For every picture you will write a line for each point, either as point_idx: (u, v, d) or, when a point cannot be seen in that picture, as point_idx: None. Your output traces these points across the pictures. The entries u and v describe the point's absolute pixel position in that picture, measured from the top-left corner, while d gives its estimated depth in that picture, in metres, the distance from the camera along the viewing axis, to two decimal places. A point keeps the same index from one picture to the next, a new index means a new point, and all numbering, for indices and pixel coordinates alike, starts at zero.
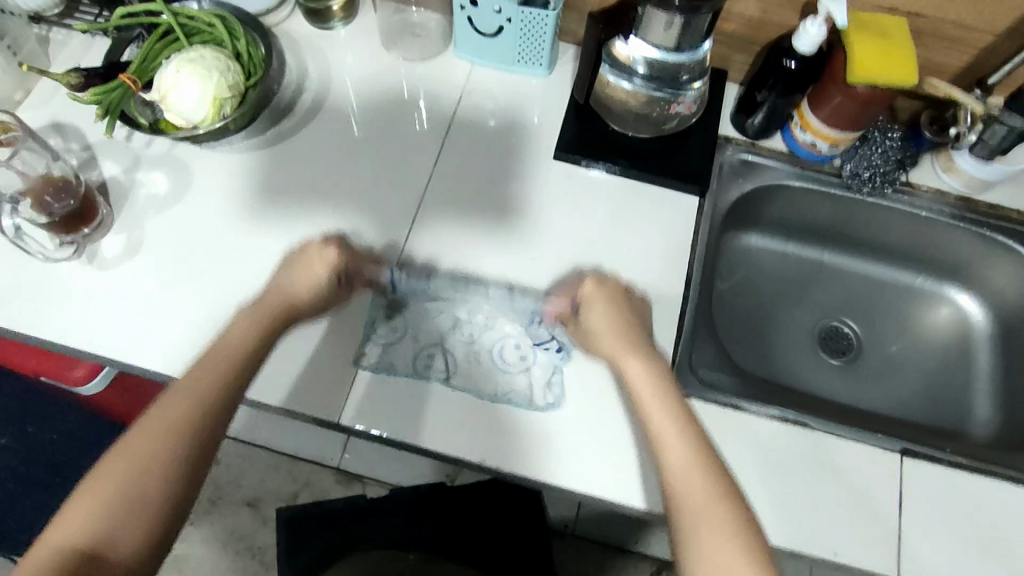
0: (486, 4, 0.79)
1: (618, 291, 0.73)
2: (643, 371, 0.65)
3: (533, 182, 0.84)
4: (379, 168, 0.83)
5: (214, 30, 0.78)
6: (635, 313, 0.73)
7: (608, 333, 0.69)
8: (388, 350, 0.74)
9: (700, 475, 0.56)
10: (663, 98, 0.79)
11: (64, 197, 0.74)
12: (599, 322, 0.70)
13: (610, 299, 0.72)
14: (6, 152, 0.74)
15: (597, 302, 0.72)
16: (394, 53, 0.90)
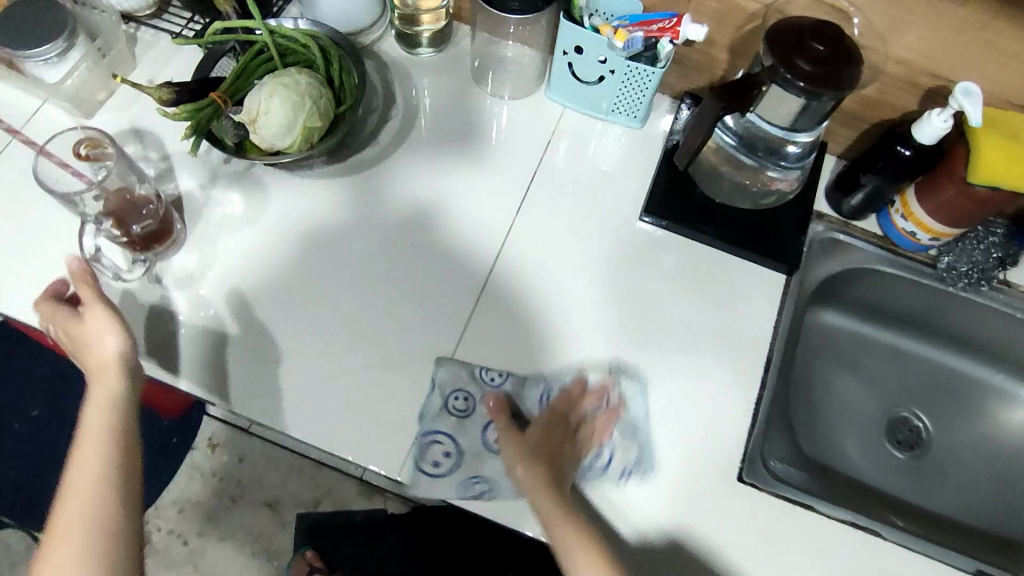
0: (592, 54, 0.76)
1: (569, 410, 0.70)
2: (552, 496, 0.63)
3: (616, 239, 0.81)
4: (457, 209, 0.81)
5: (310, 52, 0.76)
6: (574, 441, 0.69)
7: (540, 456, 0.65)
8: (457, 410, 0.71)
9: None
10: (749, 163, 0.78)
11: (143, 217, 0.73)
12: (536, 443, 0.66)
13: (557, 420, 0.69)
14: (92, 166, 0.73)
15: (545, 419, 0.69)
16: (485, 87, 0.87)
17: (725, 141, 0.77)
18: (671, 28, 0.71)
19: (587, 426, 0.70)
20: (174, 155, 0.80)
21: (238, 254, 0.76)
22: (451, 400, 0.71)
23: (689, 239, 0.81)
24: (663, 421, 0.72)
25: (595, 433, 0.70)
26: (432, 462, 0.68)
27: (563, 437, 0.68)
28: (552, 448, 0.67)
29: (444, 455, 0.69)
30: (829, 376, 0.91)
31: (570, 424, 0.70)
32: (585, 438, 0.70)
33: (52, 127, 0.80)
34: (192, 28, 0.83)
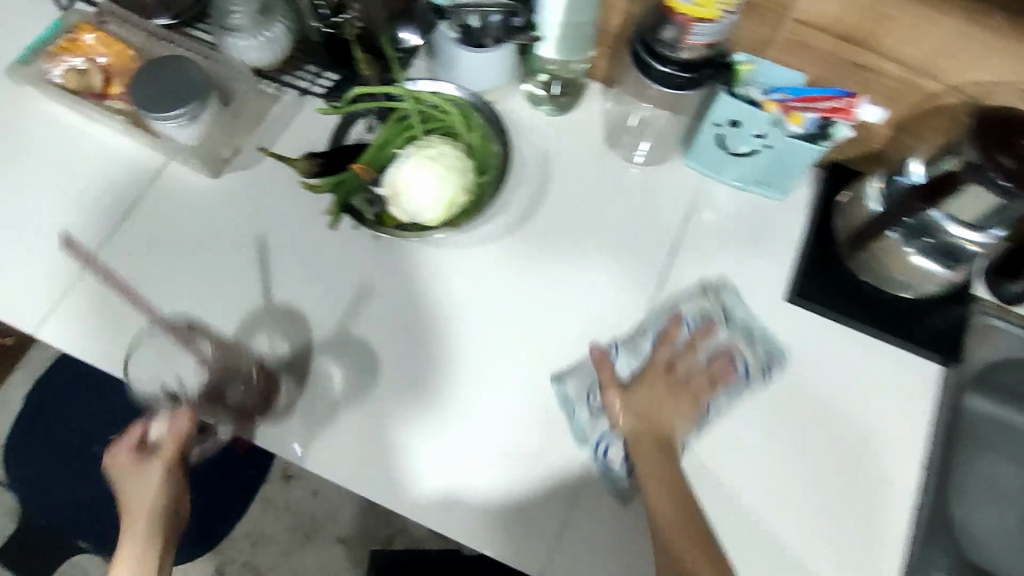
0: (748, 127, 0.72)
1: (667, 360, 0.73)
2: (666, 471, 0.67)
3: (761, 319, 0.77)
4: (592, 284, 0.78)
5: (450, 117, 0.72)
6: (677, 393, 0.71)
7: (648, 429, 0.69)
8: (598, 407, 0.72)
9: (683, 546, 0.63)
10: (932, 270, 0.71)
11: (249, 385, 0.69)
12: (640, 405, 0.71)
13: (661, 376, 0.72)
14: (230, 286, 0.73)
15: (648, 379, 0.72)
16: (618, 150, 0.83)
17: (896, 235, 0.70)
18: (845, 108, 0.68)
19: (692, 374, 0.72)
20: (302, 222, 0.78)
21: (372, 328, 0.74)
22: (590, 390, 0.73)
23: (841, 325, 0.77)
24: (815, 526, 0.69)
25: (702, 373, 0.73)
26: (610, 458, 0.71)
27: (668, 389, 0.71)
28: (665, 423, 0.70)
29: (620, 448, 0.70)
30: (981, 470, 0.82)
31: (676, 373, 0.72)
32: (693, 387, 0.72)
33: (177, 186, 0.77)
34: (320, 84, 0.79)
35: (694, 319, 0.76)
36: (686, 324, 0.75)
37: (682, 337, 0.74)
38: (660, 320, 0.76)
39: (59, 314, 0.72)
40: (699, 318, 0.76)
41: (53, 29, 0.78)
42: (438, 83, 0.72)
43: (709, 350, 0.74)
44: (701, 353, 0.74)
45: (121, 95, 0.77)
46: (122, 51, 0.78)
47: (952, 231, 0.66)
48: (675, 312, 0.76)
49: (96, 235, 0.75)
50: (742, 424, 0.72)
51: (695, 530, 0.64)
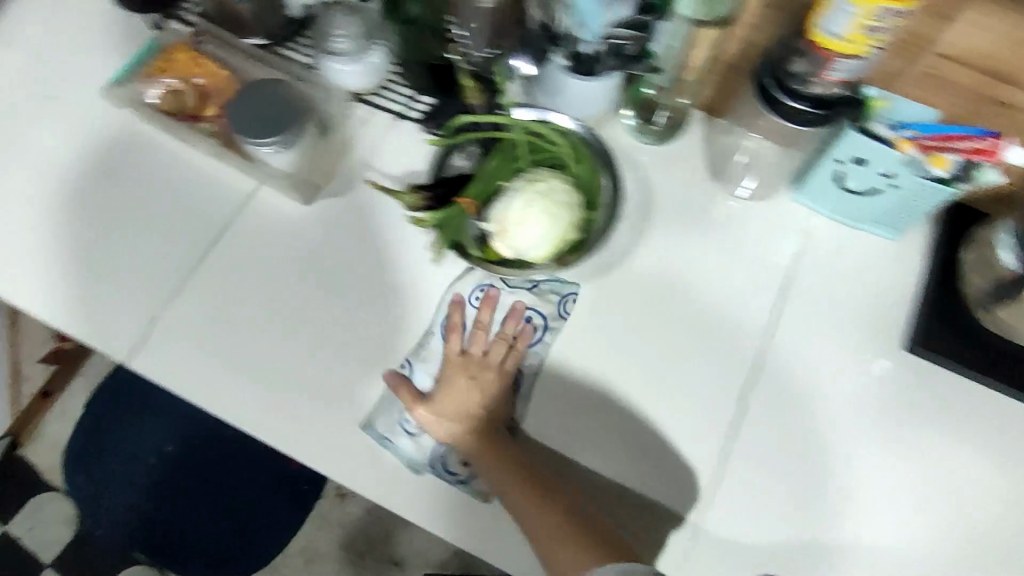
0: (873, 167, 0.67)
1: (472, 361, 0.69)
2: (494, 457, 0.66)
3: (874, 371, 0.73)
4: (696, 325, 0.73)
5: (557, 149, 0.69)
6: (484, 393, 0.68)
7: (465, 428, 0.67)
8: (416, 431, 0.68)
9: (576, 554, 0.61)
10: None
11: None
12: (454, 405, 0.68)
13: (466, 376, 0.69)
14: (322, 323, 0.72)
15: (454, 380, 0.68)
16: (722, 182, 0.79)
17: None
18: (990, 149, 0.62)
19: (489, 371, 0.69)
20: (397, 249, 0.74)
21: (389, 338, 0.71)
22: (403, 416, 0.68)
23: (962, 379, 0.72)
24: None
25: (490, 350, 0.69)
26: (453, 469, 0.67)
27: (480, 394, 0.68)
28: (484, 405, 0.68)
29: (456, 453, 0.68)
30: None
31: (482, 373, 0.69)
32: (485, 363, 0.69)
33: (268, 211, 0.75)
34: (415, 107, 0.77)
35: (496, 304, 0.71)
36: (473, 300, 0.71)
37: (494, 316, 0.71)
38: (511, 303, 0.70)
39: (151, 342, 0.70)
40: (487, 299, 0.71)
41: (149, 49, 0.76)
42: (552, 113, 0.69)
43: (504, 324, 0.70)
44: (495, 342, 0.70)
45: (215, 118, 0.75)
46: (215, 71, 0.76)
47: None
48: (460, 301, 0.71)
49: (187, 263, 0.73)
50: (714, 475, 0.69)
51: (550, 499, 0.63)
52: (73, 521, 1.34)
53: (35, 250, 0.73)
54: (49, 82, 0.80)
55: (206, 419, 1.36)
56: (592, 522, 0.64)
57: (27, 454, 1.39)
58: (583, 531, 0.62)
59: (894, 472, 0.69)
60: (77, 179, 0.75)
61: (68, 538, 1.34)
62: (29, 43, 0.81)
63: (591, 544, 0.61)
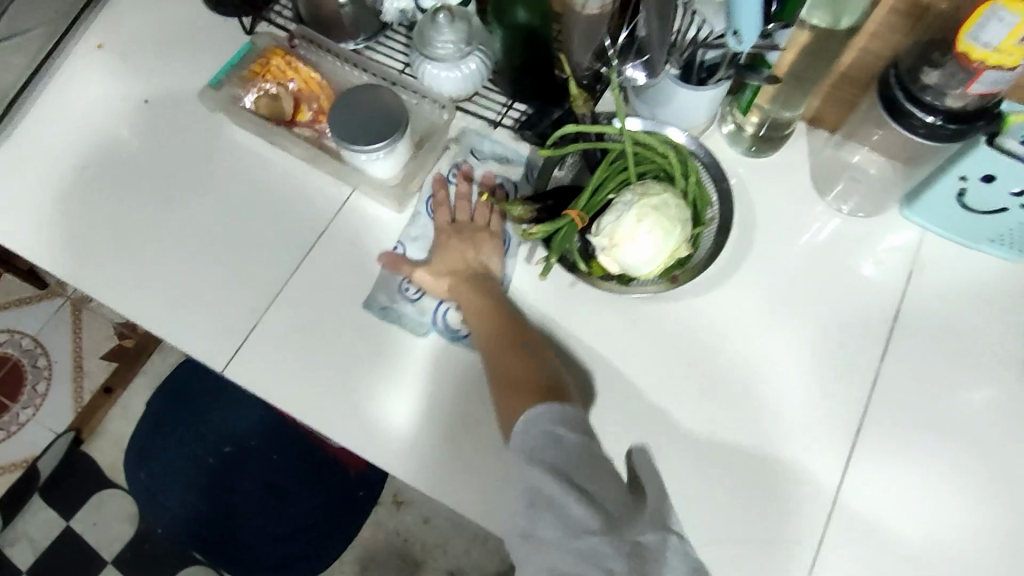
0: (1004, 185, 0.63)
1: (457, 219, 0.71)
2: (478, 302, 0.66)
3: (998, 398, 0.68)
4: (803, 344, 0.70)
5: (666, 161, 0.66)
6: (468, 242, 0.69)
7: (453, 275, 0.68)
8: (416, 295, 0.70)
9: (523, 386, 0.59)
10: None
11: None
12: (443, 261, 0.69)
13: (455, 231, 0.70)
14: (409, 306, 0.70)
15: (442, 234, 0.70)
16: (827, 198, 0.75)
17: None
18: None
19: (474, 229, 0.70)
20: None
21: None
22: (405, 283, 0.71)
23: None
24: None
25: (473, 212, 0.71)
26: (450, 324, 0.69)
27: (463, 241, 0.69)
28: (474, 260, 0.69)
29: (456, 309, 0.69)
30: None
31: (466, 226, 0.70)
32: (473, 224, 0.70)
33: (362, 218, 0.74)
34: (510, 115, 0.75)
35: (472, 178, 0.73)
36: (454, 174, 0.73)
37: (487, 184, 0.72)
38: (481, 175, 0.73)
39: (245, 349, 0.69)
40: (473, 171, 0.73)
41: (245, 53, 0.76)
42: (670, 129, 0.68)
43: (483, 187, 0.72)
44: (482, 206, 0.71)
45: (310, 123, 0.75)
46: (312, 77, 0.75)
47: None
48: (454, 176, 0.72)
49: (280, 268, 0.72)
50: (714, 386, 0.68)
51: (512, 341, 0.63)
52: (134, 520, 1.36)
53: (135, 256, 0.73)
54: (145, 87, 0.80)
55: (264, 420, 1.37)
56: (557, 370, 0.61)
57: (90, 451, 1.40)
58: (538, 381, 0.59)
59: (912, 436, 0.67)
60: (176, 185, 0.76)
61: (129, 535, 1.35)
62: (124, 48, 0.82)
63: (540, 387, 0.58)
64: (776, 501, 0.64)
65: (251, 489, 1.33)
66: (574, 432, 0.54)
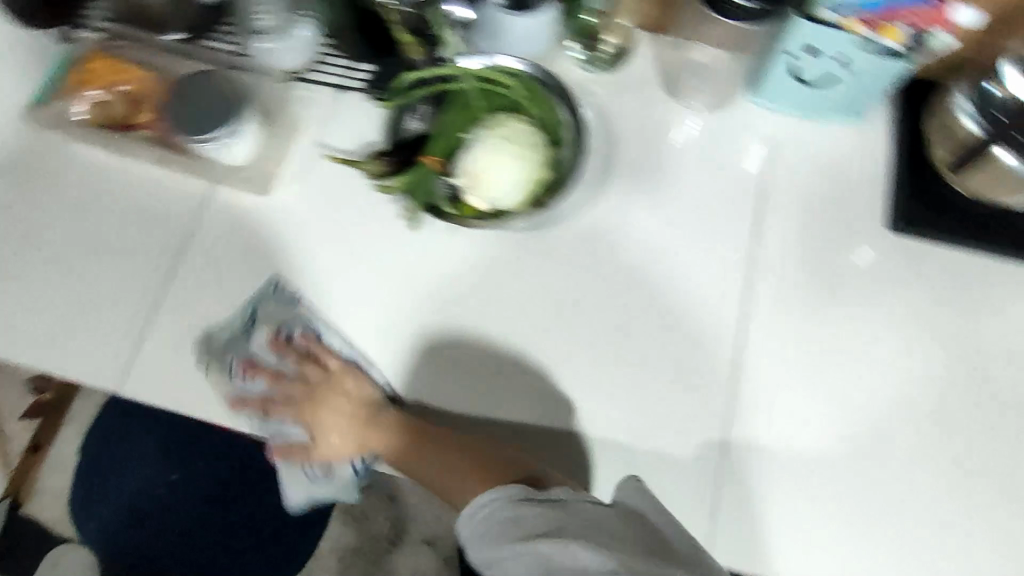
0: (828, 54, 0.67)
1: (312, 354, 0.70)
2: (393, 443, 0.67)
3: (859, 255, 0.73)
4: (677, 242, 0.73)
5: (513, 91, 0.67)
6: (337, 387, 0.69)
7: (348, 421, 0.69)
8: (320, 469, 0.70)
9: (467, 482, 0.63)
10: None
11: None
12: (336, 432, 0.69)
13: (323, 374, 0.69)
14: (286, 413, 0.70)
15: (320, 419, 0.70)
16: (680, 100, 0.78)
17: (999, 147, 0.68)
18: (939, 19, 0.62)
19: (343, 376, 0.69)
20: (374, 228, 0.72)
21: (376, 312, 0.70)
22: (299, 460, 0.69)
23: (940, 247, 0.73)
24: (968, 467, 0.67)
25: (307, 374, 0.70)
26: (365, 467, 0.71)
27: (336, 383, 0.69)
28: (331, 382, 0.69)
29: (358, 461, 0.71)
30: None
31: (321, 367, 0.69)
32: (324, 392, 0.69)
33: (227, 210, 0.72)
34: (358, 76, 0.74)
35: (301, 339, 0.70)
36: (253, 338, 0.69)
37: (308, 343, 0.70)
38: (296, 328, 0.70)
39: (141, 366, 0.68)
40: (270, 325, 0.70)
41: (63, 63, 0.73)
42: (498, 57, 0.68)
43: (303, 340, 0.70)
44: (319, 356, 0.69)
45: (150, 123, 0.71)
46: (140, 75, 0.72)
47: None
48: (276, 338, 0.70)
49: (155, 278, 0.70)
50: (604, 305, 0.71)
51: (417, 434, 0.66)
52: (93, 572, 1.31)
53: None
54: None
55: (207, 441, 1.35)
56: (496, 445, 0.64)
57: (29, 515, 1.34)
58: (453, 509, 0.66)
59: (788, 306, 0.71)
60: (28, 215, 0.72)
61: None
62: None
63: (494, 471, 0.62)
64: (677, 392, 0.68)
65: (208, 512, 1.31)
66: (499, 494, 0.58)
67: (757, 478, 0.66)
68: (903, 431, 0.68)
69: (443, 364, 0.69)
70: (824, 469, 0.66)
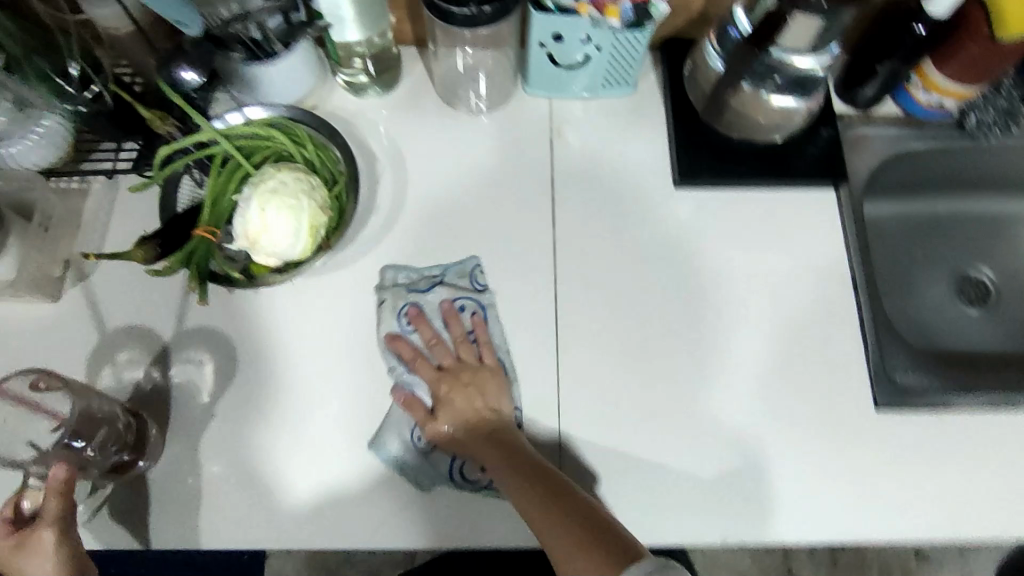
0: (571, 37, 0.70)
1: (450, 350, 0.70)
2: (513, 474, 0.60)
3: (653, 213, 0.76)
4: (483, 243, 0.75)
5: (274, 141, 0.67)
6: (476, 385, 0.67)
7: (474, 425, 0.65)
8: (426, 443, 0.67)
9: (540, 494, 0.58)
10: (796, 106, 0.73)
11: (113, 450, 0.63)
12: (458, 420, 0.66)
13: (489, 376, 0.68)
14: (409, 374, 0.69)
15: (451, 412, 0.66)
16: (459, 108, 0.80)
17: (766, 91, 0.71)
18: None
19: (487, 369, 0.68)
20: (173, 304, 0.70)
21: (192, 390, 0.68)
22: (411, 433, 0.67)
23: (723, 188, 0.78)
24: (792, 382, 0.70)
25: (459, 352, 0.69)
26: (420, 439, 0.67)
27: (472, 372, 0.68)
28: (471, 369, 0.68)
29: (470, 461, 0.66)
30: (908, 273, 0.90)
31: (475, 357, 0.69)
32: (469, 376, 0.68)
33: (15, 321, 0.69)
34: (125, 157, 0.72)
35: (440, 306, 0.71)
36: (434, 292, 0.72)
37: (442, 306, 0.71)
38: (439, 308, 0.71)
39: None
40: (446, 296, 0.72)
41: None
42: (248, 109, 0.69)
43: (473, 325, 0.71)
44: (461, 329, 0.70)
45: None
46: None
47: (806, 62, 0.67)
48: (446, 307, 0.71)
49: None
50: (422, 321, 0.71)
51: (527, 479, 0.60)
52: None
53: None
54: None
55: None
56: (574, 494, 0.58)
57: None
58: (562, 513, 0.57)
59: (599, 279, 0.74)
60: None
61: None
62: None
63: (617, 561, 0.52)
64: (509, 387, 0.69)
65: None
66: None
67: (601, 449, 0.68)
68: (727, 371, 0.71)
69: (453, 498, 0.66)
70: (661, 421, 0.69)
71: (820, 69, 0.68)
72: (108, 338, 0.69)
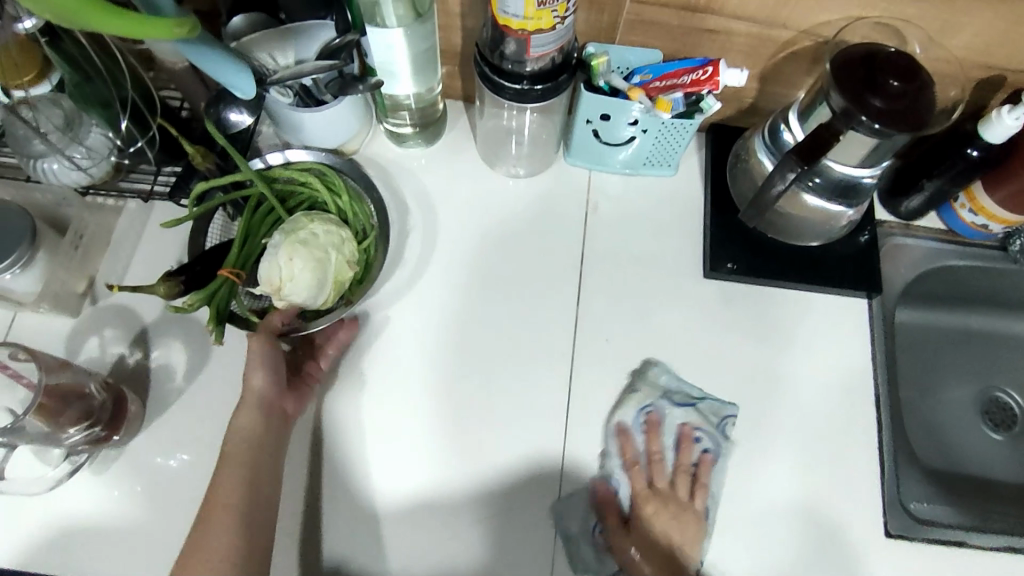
0: (621, 118, 0.70)
1: (669, 473, 0.66)
2: None
3: (682, 300, 0.75)
4: (507, 310, 0.73)
5: (311, 187, 0.68)
6: (683, 534, 0.63)
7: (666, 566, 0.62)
8: (601, 541, 0.64)
9: None
10: (839, 211, 0.72)
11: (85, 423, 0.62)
12: (651, 550, 0.62)
13: (692, 523, 0.64)
14: (619, 469, 0.67)
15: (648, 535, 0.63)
16: (498, 168, 0.80)
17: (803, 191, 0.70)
18: (708, 78, 0.66)
19: (691, 515, 0.64)
20: (188, 335, 0.70)
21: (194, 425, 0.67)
22: (593, 522, 0.65)
23: (757, 284, 0.76)
24: (804, 497, 0.68)
25: (680, 482, 0.66)
26: (597, 538, 0.65)
27: (678, 512, 0.64)
28: (679, 505, 0.65)
29: None
30: (934, 387, 0.87)
31: (688, 493, 0.66)
32: (678, 510, 0.64)
33: (34, 332, 0.69)
34: (163, 181, 0.74)
35: (677, 426, 0.68)
36: (676, 411, 0.69)
37: (679, 425, 0.68)
38: (677, 428, 0.68)
39: None
40: (687, 424, 0.68)
41: None
42: (288, 151, 0.69)
43: (699, 462, 0.67)
44: (687, 461, 0.67)
45: None
46: None
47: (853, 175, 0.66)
48: (686, 431, 0.68)
49: None
50: (435, 382, 0.70)
51: None
52: None
53: None
54: None
55: None
56: None
57: None
58: None
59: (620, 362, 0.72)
60: None
61: None
62: None
63: None
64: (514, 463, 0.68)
65: None
66: None
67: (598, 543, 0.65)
68: (742, 478, 0.68)
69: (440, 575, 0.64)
70: None
71: (870, 180, 0.67)
72: (119, 360, 0.69)
